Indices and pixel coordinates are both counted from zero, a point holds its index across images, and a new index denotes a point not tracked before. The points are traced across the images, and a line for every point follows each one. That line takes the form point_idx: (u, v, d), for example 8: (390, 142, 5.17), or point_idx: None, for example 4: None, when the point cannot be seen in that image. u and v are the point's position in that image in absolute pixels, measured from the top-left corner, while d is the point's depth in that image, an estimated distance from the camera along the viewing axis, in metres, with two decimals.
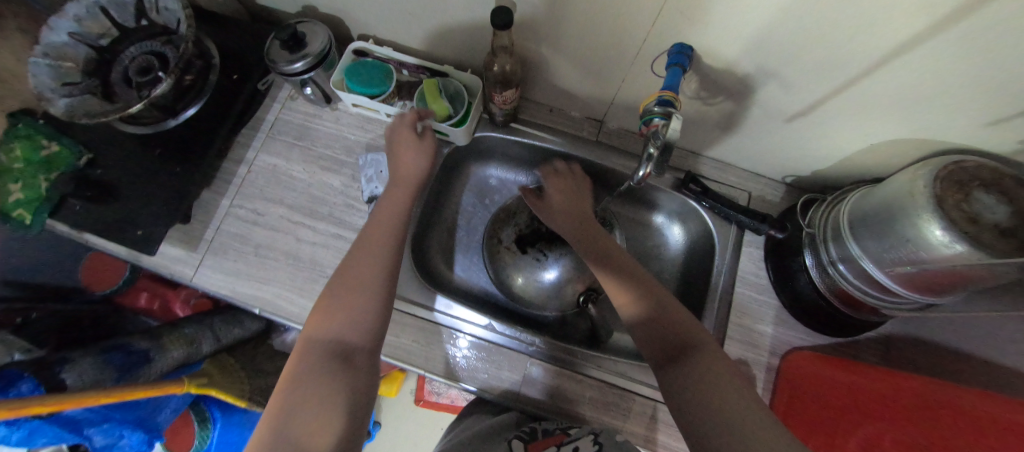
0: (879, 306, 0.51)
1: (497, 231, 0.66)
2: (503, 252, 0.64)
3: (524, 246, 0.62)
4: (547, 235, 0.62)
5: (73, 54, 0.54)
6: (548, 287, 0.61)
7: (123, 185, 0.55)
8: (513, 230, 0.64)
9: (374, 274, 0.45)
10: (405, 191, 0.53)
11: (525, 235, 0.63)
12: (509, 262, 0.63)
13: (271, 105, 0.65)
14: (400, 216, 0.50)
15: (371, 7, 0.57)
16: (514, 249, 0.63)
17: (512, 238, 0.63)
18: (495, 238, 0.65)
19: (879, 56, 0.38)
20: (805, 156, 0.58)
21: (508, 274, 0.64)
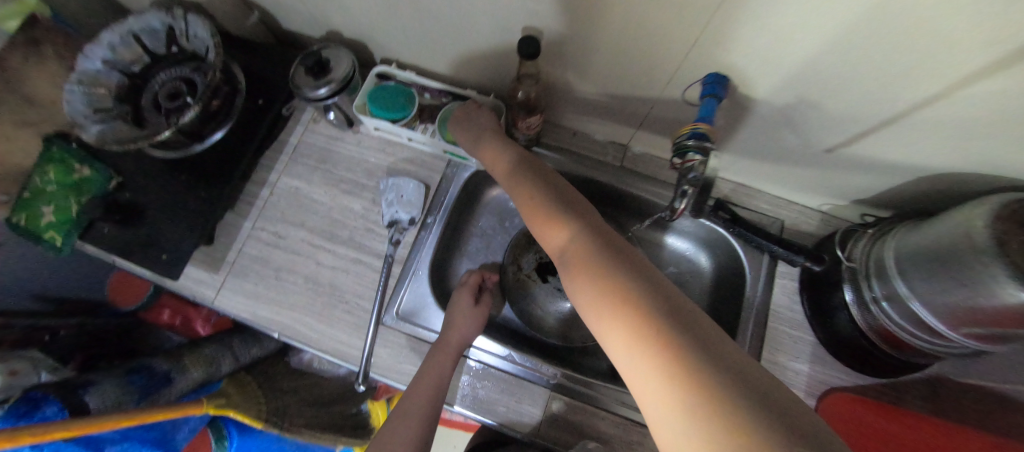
0: (930, 350, 0.47)
1: (518, 257, 0.64)
2: (523, 279, 0.62)
3: (547, 274, 0.60)
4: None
5: (106, 80, 0.55)
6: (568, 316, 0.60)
7: (151, 208, 0.56)
8: (535, 256, 0.61)
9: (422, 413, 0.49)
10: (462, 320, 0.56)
11: (547, 262, 0.60)
12: (530, 290, 0.62)
13: (294, 128, 0.65)
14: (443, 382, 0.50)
15: (396, 33, 0.57)
16: (534, 276, 0.61)
17: (533, 264, 0.61)
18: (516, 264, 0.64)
19: (932, 90, 0.35)
20: (845, 186, 0.55)
21: (529, 301, 0.62)
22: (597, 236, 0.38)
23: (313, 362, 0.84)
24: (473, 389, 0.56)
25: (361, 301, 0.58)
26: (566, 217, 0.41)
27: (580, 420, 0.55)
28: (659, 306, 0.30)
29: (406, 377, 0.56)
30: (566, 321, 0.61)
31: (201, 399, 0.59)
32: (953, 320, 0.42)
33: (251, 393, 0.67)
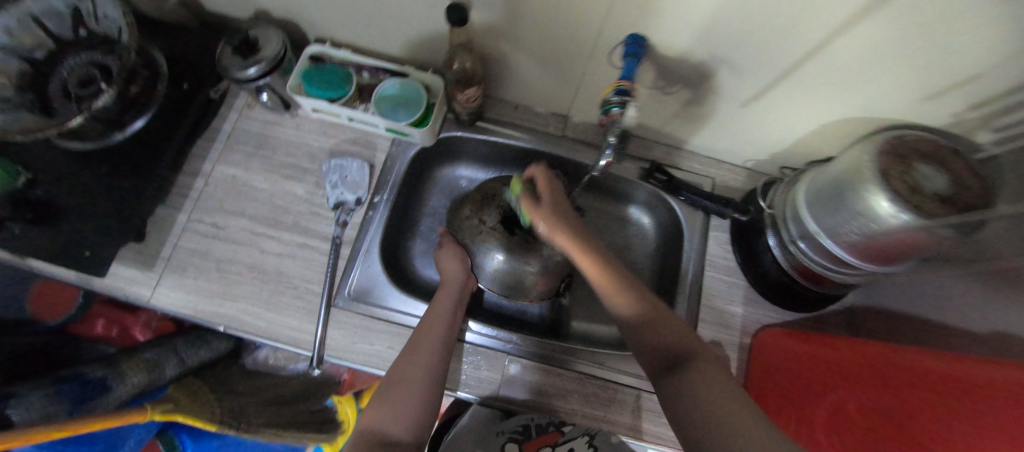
0: (839, 279, 0.53)
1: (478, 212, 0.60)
2: (484, 232, 0.59)
3: (513, 228, 0.58)
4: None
5: (3, 68, 0.50)
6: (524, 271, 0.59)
7: (66, 205, 0.52)
8: (498, 209, 0.59)
9: (425, 375, 0.48)
10: (448, 294, 0.57)
11: (509, 215, 0.59)
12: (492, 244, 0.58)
13: (227, 115, 0.63)
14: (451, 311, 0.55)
15: (325, 9, 0.56)
16: (498, 230, 0.58)
17: (496, 215, 0.59)
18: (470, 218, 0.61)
19: (823, 36, 0.39)
20: (762, 140, 0.60)
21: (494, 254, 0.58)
22: (626, 276, 0.47)
23: (269, 358, 0.81)
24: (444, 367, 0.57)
25: (310, 285, 0.57)
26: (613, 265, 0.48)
27: (539, 380, 0.57)
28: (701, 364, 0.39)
29: (363, 356, 0.55)
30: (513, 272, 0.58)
31: (145, 406, 0.56)
32: (854, 247, 0.47)
33: (202, 397, 0.63)
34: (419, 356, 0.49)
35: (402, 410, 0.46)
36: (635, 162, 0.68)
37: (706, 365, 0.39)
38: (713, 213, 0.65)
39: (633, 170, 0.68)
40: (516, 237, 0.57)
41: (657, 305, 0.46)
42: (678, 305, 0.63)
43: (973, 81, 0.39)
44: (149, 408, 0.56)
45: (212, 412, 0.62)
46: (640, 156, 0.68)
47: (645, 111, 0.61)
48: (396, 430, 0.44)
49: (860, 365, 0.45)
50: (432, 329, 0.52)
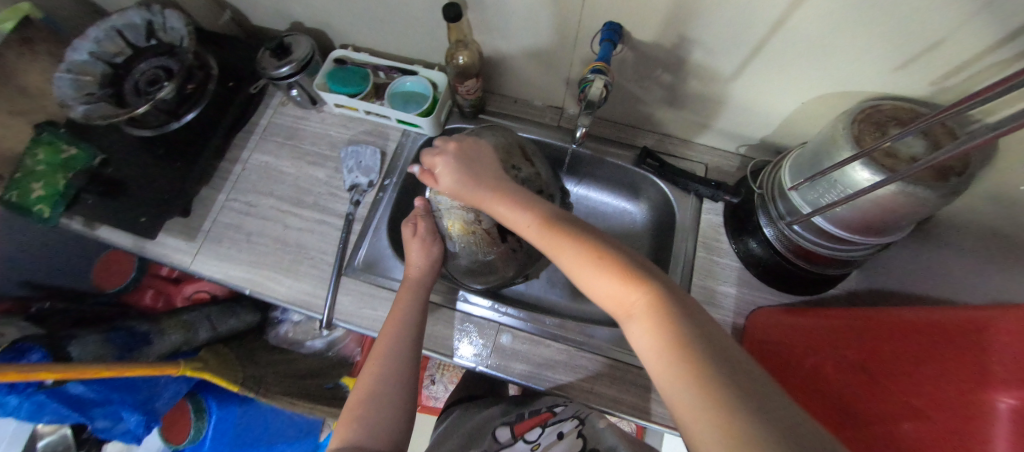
0: (833, 256, 0.52)
1: (475, 207, 0.54)
2: (478, 234, 0.55)
3: (506, 234, 0.56)
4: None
5: (92, 70, 0.62)
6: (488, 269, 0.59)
7: (129, 181, 0.62)
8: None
9: (394, 386, 0.50)
10: (412, 296, 0.56)
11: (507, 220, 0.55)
12: (482, 247, 0.56)
13: (264, 110, 0.73)
14: (416, 307, 0.55)
15: (348, 17, 0.66)
16: (492, 234, 0.55)
17: (494, 220, 0.54)
18: (461, 213, 0.55)
19: (781, 11, 0.43)
20: (748, 123, 0.62)
21: (476, 256, 0.57)
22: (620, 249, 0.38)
23: (289, 333, 0.86)
24: (462, 344, 0.60)
25: (324, 256, 0.64)
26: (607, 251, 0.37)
27: (528, 350, 0.60)
28: (689, 331, 0.30)
29: (367, 320, 0.60)
30: (481, 266, 0.58)
31: (179, 361, 0.63)
32: (836, 219, 0.48)
33: (228, 360, 0.70)
34: (387, 368, 0.50)
35: (376, 427, 0.46)
36: (628, 149, 0.71)
37: (683, 323, 0.31)
38: (705, 197, 0.67)
39: (627, 157, 0.71)
40: (506, 244, 0.57)
41: (669, 286, 0.34)
42: (670, 284, 0.64)
43: (941, 45, 0.40)
44: (182, 363, 0.63)
45: (236, 374, 0.68)
46: (633, 144, 0.72)
47: (633, 98, 0.65)
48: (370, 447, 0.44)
49: (823, 334, 0.45)
50: (396, 337, 0.52)
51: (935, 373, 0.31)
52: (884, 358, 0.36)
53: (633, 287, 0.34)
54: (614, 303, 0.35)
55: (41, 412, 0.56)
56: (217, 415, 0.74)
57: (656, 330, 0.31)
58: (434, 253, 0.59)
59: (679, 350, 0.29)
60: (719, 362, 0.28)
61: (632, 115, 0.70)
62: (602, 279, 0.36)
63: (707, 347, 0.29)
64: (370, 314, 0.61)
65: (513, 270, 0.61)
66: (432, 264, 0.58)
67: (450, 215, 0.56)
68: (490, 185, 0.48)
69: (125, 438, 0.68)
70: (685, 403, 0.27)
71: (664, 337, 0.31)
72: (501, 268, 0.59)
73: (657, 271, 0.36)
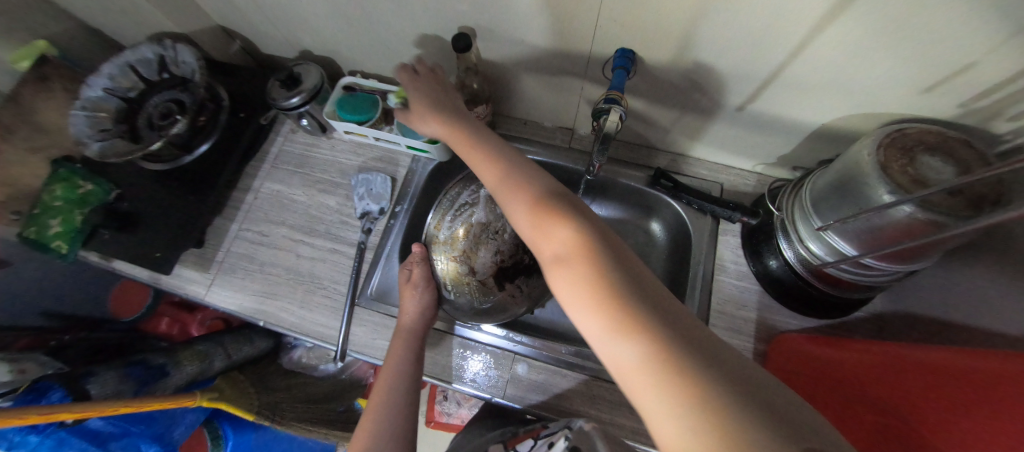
0: (858, 282, 0.50)
1: (468, 259, 0.62)
2: (473, 285, 0.62)
3: (503, 282, 0.63)
4: (524, 269, 0.63)
5: (106, 106, 0.63)
6: (484, 312, 0.62)
7: (145, 215, 0.62)
8: (494, 258, 0.62)
9: (388, 441, 0.49)
10: (404, 347, 0.56)
11: (503, 268, 0.62)
12: (478, 295, 0.63)
13: (275, 138, 0.73)
14: (410, 357, 0.54)
15: (358, 45, 0.66)
16: (487, 283, 0.62)
17: (488, 270, 0.62)
18: (455, 265, 0.62)
19: (799, 38, 0.42)
20: (765, 143, 0.61)
21: (473, 305, 0.63)
22: (561, 198, 0.41)
23: (302, 357, 0.86)
24: (476, 375, 0.59)
25: (337, 286, 0.63)
26: (551, 202, 0.40)
27: (544, 379, 0.59)
28: (618, 275, 0.33)
29: (380, 351, 0.60)
30: (480, 311, 0.63)
31: (196, 392, 0.63)
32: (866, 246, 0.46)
33: (243, 388, 0.70)
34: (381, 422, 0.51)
35: None
36: (641, 169, 0.70)
37: (613, 264, 0.34)
38: (722, 218, 0.65)
39: (640, 178, 0.70)
40: (504, 291, 0.63)
41: (597, 226, 0.38)
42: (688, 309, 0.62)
43: (972, 69, 0.39)
44: (199, 394, 0.64)
45: (251, 403, 0.69)
46: (645, 164, 0.71)
47: (644, 119, 0.64)
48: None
49: (852, 370, 0.44)
50: (390, 390, 0.52)
51: (974, 422, 0.31)
52: (922, 400, 0.35)
53: (566, 228, 0.37)
54: (552, 253, 0.38)
55: None
56: (234, 441, 0.75)
57: (585, 277, 0.34)
58: (426, 297, 0.60)
59: (617, 305, 0.31)
60: (660, 320, 0.30)
61: (644, 135, 0.69)
62: (544, 224, 0.39)
63: (634, 296, 0.31)
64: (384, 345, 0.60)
65: (517, 308, 0.64)
66: (429, 315, 0.58)
67: (445, 263, 0.63)
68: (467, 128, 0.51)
69: None
70: (637, 383, 0.28)
71: (592, 279, 0.33)
72: (501, 309, 0.62)
73: (586, 210, 0.40)
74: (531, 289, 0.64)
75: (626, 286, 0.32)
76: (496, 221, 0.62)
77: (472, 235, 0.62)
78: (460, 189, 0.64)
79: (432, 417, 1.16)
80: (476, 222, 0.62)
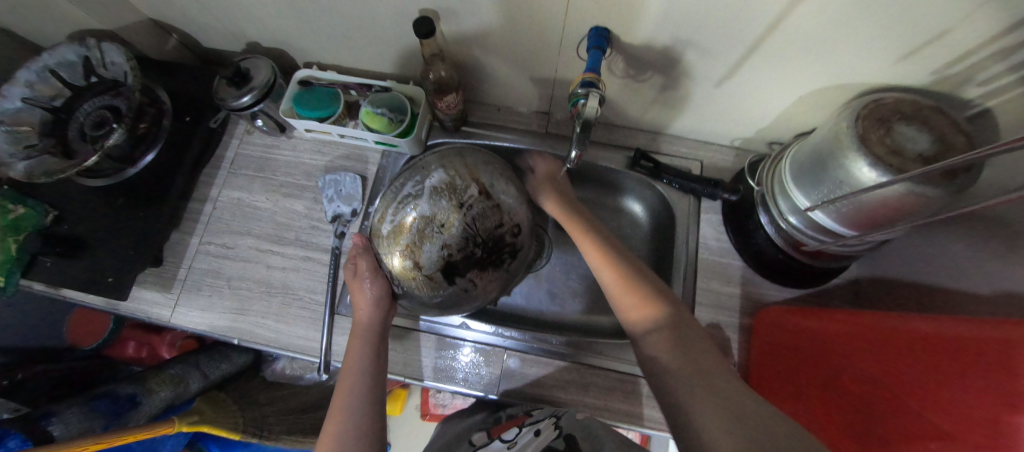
0: (837, 251, 0.51)
1: (412, 251, 0.48)
2: (419, 280, 0.49)
3: (454, 277, 0.49)
4: (484, 259, 0.50)
5: (28, 118, 0.56)
6: (442, 304, 0.52)
7: (89, 237, 0.57)
8: (439, 253, 0.48)
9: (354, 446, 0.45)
10: (361, 346, 0.53)
11: (451, 262, 0.49)
12: (429, 291, 0.50)
13: (229, 142, 0.67)
14: (369, 353, 0.52)
15: (310, 35, 0.60)
16: (436, 278, 0.49)
17: (436, 265, 0.48)
18: (400, 258, 0.49)
19: (778, 11, 0.40)
20: (743, 118, 0.60)
21: (425, 300, 0.52)
22: (646, 278, 0.51)
23: (286, 369, 0.83)
24: (467, 374, 0.58)
25: (314, 296, 0.60)
26: (641, 285, 0.49)
27: (538, 372, 0.58)
28: (699, 351, 0.42)
29: None
30: (436, 306, 0.53)
31: (173, 418, 0.60)
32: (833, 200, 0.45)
33: (226, 408, 0.67)
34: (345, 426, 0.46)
35: None
36: (620, 151, 0.68)
37: (684, 342, 0.44)
38: (703, 196, 0.65)
39: (619, 160, 0.68)
40: (456, 286, 0.50)
41: (680, 311, 0.47)
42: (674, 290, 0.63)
43: (948, 35, 0.38)
44: (177, 420, 0.60)
45: (236, 421, 0.66)
46: (625, 145, 0.69)
47: (621, 100, 0.62)
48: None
49: (836, 342, 0.45)
50: (352, 393, 0.48)
51: (954, 390, 0.31)
52: (902, 368, 0.36)
53: (650, 309, 0.47)
54: (638, 326, 0.48)
55: None
56: None
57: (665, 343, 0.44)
58: (380, 287, 0.55)
59: (693, 369, 0.40)
60: (707, 375, 0.39)
61: (622, 116, 0.67)
62: (626, 294, 0.50)
63: (693, 358, 0.41)
64: None
65: (489, 293, 0.55)
66: (384, 314, 0.55)
67: (390, 257, 0.50)
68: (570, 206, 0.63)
69: None
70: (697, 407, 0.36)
71: (669, 348, 0.43)
72: (460, 301, 0.52)
73: (674, 299, 0.49)
74: (490, 282, 0.52)
75: (707, 358, 0.41)
76: (442, 212, 0.48)
77: (416, 226, 0.48)
78: (404, 180, 0.52)
79: (427, 410, 1.16)
80: (417, 215, 0.48)
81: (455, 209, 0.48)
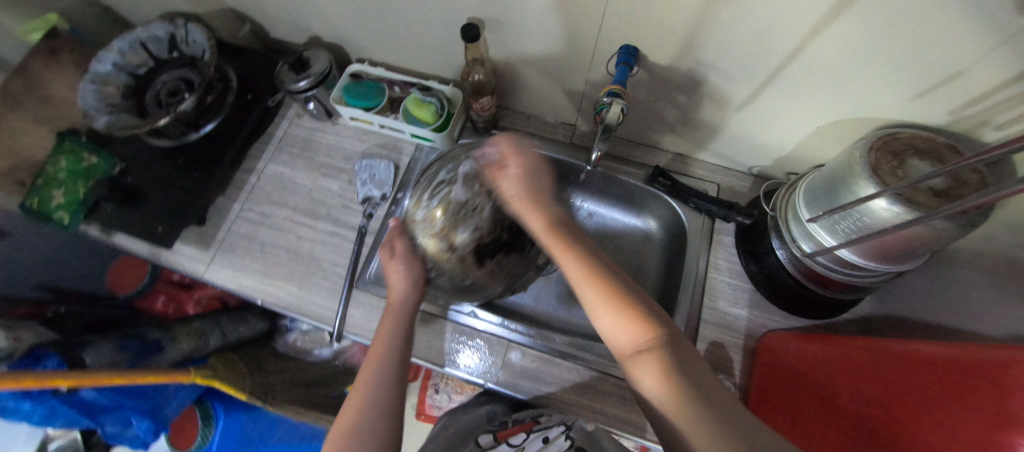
0: (848, 282, 0.51)
1: (447, 234, 0.50)
2: (453, 262, 0.51)
3: (484, 258, 0.51)
4: (513, 243, 0.53)
5: (115, 80, 0.63)
6: (465, 286, 0.55)
7: (147, 189, 0.63)
8: (473, 235, 0.49)
9: (375, 419, 0.44)
10: (394, 321, 0.54)
11: (483, 245, 0.50)
12: (460, 272, 0.52)
13: (280, 122, 0.74)
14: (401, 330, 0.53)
15: (367, 33, 0.67)
16: (467, 259, 0.51)
17: (468, 247, 0.49)
18: (434, 240, 0.51)
19: (797, 39, 0.44)
20: (761, 145, 0.62)
21: (456, 281, 0.54)
22: (632, 289, 0.42)
23: (297, 341, 0.86)
24: (470, 362, 0.60)
25: (337, 268, 0.64)
26: (628, 298, 0.40)
27: (538, 367, 0.60)
28: (692, 377, 0.35)
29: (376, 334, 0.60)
30: (462, 289, 0.56)
31: (189, 368, 0.64)
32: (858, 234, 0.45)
33: (238, 369, 0.70)
34: (370, 399, 0.45)
35: None
36: (640, 167, 0.71)
37: (678, 362, 0.36)
38: (717, 217, 0.67)
39: (638, 175, 0.71)
40: (487, 269, 0.53)
41: (671, 327, 0.39)
42: (680, 305, 0.64)
43: (961, 76, 0.41)
44: (192, 371, 0.64)
45: (245, 383, 0.69)
46: (645, 162, 0.72)
47: (645, 118, 0.66)
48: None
49: (840, 368, 0.44)
50: (379, 369, 0.49)
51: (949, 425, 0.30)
52: (902, 397, 0.36)
53: (647, 333, 0.38)
54: (625, 345, 0.39)
55: (53, 416, 0.57)
56: (224, 422, 0.75)
57: (659, 371, 0.35)
58: (415, 268, 0.55)
59: (690, 402, 0.33)
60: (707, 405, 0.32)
61: (644, 134, 0.70)
62: (613, 317, 0.40)
63: (699, 390, 0.34)
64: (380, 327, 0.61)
65: (500, 286, 0.58)
66: (416, 291, 0.56)
67: (425, 238, 0.52)
68: (544, 189, 0.48)
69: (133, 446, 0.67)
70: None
71: (660, 372, 0.35)
72: (483, 283, 0.55)
73: (668, 318, 0.40)
74: (516, 266, 0.56)
75: (704, 383, 0.35)
76: (476, 197, 0.49)
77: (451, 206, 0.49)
78: (438, 169, 0.57)
79: (423, 410, 1.16)
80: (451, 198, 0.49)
81: (488, 195, 0.49)
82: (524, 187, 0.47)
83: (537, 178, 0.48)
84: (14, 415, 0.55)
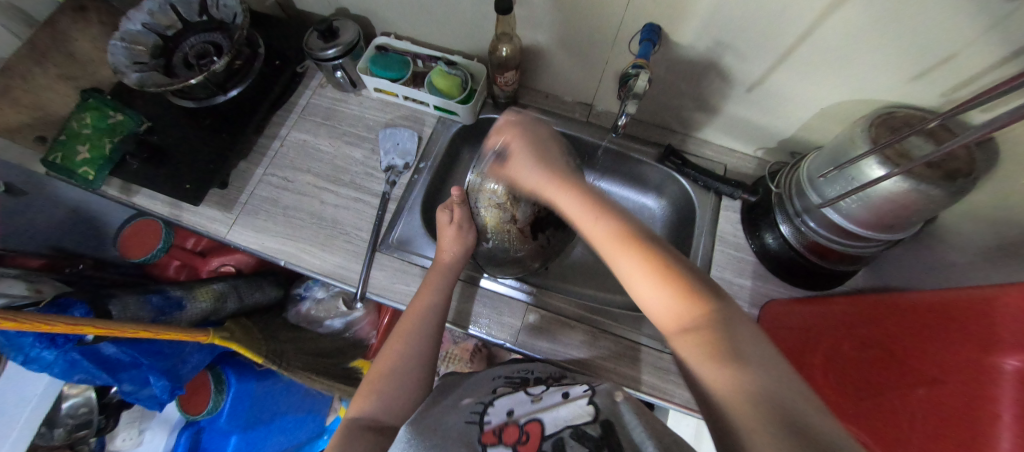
0: (846, 252, 0.54)
1: (510, 207, 0.56)
2: (512, 232, 0.58)
3: (538, 231, 0.59)
4: (558, 221, 0.61)
5: (144, 40, 0.64)
6: (508, 257, 0.61)
7: (171, 149, 0.64)
8: (532, 209, 0.57)
9: (410, 365, 0.52)
10: (438, 281, 0.58)
11: (539, 219, 0.58)
12: (515, 243, 0.59)
13: (304, 91, 0.76)
14: (443, 295, 0.57)
15: (395, 7, 0.69)
16: (525, 232, 0.58)
17: (528, 219, 0.57)
18: (497, 211, 0.57)
19: (807, 23, 0.48)
20: (769, 126, 0.67)
21: (508, 251, 0.61)
22: (689, 270, 0.38)
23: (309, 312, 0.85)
24: (487, 325, 0.62)
25: (359, 233, 0.66)
26: (679, 275, 0.37)
27: (554, 329, 0.62)
28: (743, 350, 0.31)
29: (399, 294, 0.62)
30: (511, 260, 0.61)
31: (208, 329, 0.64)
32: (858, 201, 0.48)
33: (252, 333, 0.71)
34: (408, 348, 0.52)
35: (392, 404, 0.49)
36: (652, 146, 0.75)
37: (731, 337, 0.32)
38: (725, 194, 0.71)
39: (652, 154, 0.75)
40: (536, 241, 0.60)
41: (728, 305, 0.35)
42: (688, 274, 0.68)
43: (956, 58, 0.45)
44: (211, 331, 0.64)
45: (260, 347, 0.69)
46: (657, 142, 0.76)
47: (660, 99, 0.70)
48: (385, 422, 0.47)
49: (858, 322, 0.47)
50: (421, 323, 0.54)
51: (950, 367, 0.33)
52: (910, 343, 0.39)
53: (694, 306, 0.35)
54: (667, 320, 0.37)
55: (73, 370, 0.56)
56: (235, 387, 0.78)
57: (709, 346, 0.32)
58: (468, 239, 0.61)
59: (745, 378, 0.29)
60: (773, 384, 0.28)
61: (658, 115, 0.74)
62: (657, 292, 0.37)
63: (766, 368, 0.30)
64: (404, 289, 0.63)
65: (539, 262, 0.65)
66: (462, 249, 0.60)
67: (486, 210, 0.58)
68: (560, 175, 0.47)
69: (148, 404, 0.67)
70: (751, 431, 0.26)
71: (710, 349, 0.32)
72: (530, 252, 0.61)
73: (721, 291, 0.37)
74: (556, 241, 0.64)
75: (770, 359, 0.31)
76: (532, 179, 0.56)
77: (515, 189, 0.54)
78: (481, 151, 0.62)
79: None
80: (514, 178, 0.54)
81: None
82: (578, 195, 0.45)
83: (554, 165, 0.48)
84: (34, 365, 0.53)
